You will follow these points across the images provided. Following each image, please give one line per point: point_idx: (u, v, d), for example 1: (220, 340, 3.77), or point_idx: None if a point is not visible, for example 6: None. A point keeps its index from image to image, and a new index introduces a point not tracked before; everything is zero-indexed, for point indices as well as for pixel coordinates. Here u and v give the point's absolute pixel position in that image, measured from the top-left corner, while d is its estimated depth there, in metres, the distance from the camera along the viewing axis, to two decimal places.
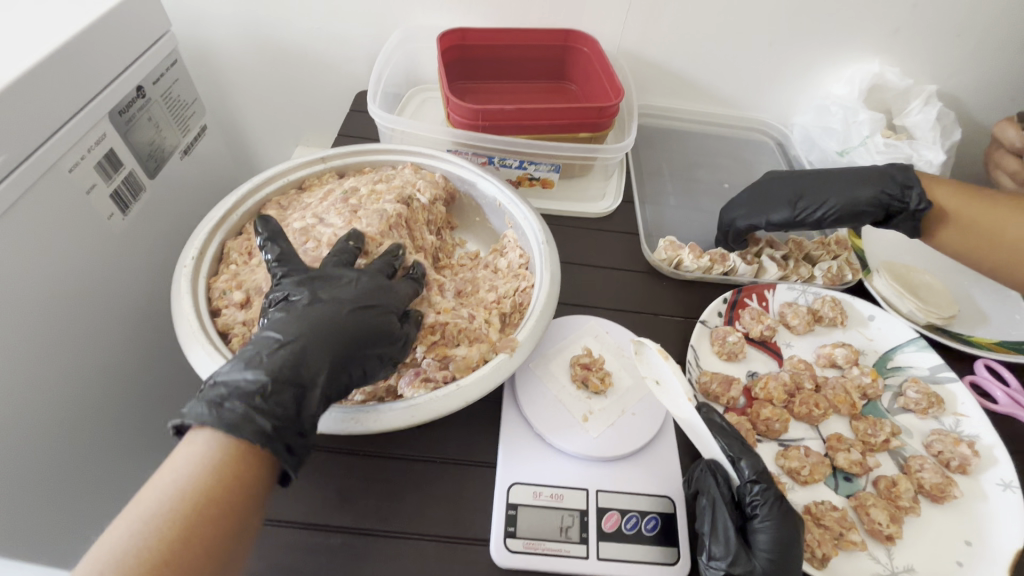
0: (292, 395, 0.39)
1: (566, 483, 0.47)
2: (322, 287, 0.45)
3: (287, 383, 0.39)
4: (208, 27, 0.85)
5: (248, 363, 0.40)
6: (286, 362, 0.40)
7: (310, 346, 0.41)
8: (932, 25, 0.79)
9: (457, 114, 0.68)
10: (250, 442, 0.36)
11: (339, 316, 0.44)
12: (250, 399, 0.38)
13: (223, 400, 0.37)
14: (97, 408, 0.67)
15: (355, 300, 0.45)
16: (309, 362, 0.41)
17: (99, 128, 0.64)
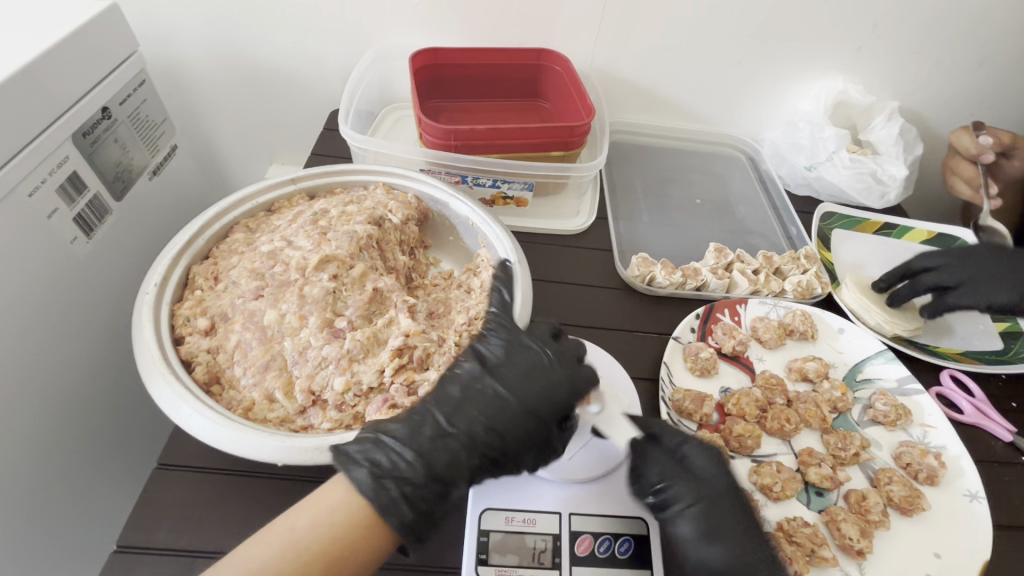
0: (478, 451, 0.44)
1: (538, 507, 0.47)
2: (531, 357, 0.48)
3: (495, 440, 0.44)
4: (178, 45, 0.85)
5: (438, 415, 0.44)
6: (512, 422, 0.45)
7: (529, 405, 0.46)
8: (891, 44, 0.82)
9: (430, 134, 0.68)
10: (412, 493, 0.40)
11: (561, 378, 0.47)
12: (415, 453, 0.41)
13: (384, 448, 0.41)
14: (61, 440, 0.65)
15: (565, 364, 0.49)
16: (513, 426, 0.45)
17: (62, 150, 0.63)
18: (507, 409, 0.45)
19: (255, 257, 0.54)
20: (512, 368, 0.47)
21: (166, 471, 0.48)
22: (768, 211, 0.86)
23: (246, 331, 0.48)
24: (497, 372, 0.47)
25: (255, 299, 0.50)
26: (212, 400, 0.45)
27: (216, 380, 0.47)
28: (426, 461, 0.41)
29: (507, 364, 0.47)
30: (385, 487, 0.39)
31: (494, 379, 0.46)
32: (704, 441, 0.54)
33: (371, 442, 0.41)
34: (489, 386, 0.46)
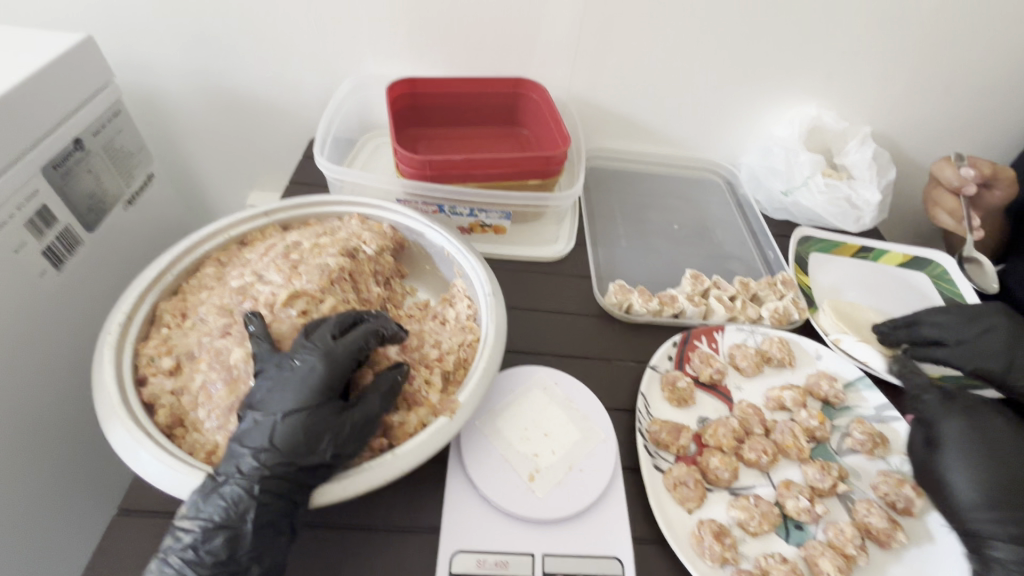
0: (274, 481, 0.40)
1: (511, 549, 0.46)
2: (308, 372, 0.44)
3: (288, 468, 0.41)
4: (156, 74, 0.84)
5: (246, 451, 0.41)
6: (292, 452, 0.41)
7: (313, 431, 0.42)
8: (861, 72, 0.84)
9: (407, 164, 0.68)
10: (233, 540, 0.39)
11: (320, 393, 0.43)
12: (233, 499, 0.40)
13: (201, 505, 0.40)
14: (23, 481, 0.63)
15: (331, 372, 0.44)
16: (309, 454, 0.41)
17: (31, 184, 0.62)
18: (303, 438, 0.41)
19: (224, 293, 0.53)
20: (285, 391, 0.43)
21: (126, 517, 0.46)
22: (746, 235, 0.87)
23: (211, 370, 0.47)
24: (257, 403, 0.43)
25: (222, 337, 0.49)
26: (174, 444, 0.44)
27: (180, 422, 0.46)
28: (244, 503, 0.40)
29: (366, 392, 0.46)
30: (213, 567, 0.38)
31: (259, 410, 0.43)
32: (680, 474, 0.53)
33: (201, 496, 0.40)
34: (270, 418, 0.42)
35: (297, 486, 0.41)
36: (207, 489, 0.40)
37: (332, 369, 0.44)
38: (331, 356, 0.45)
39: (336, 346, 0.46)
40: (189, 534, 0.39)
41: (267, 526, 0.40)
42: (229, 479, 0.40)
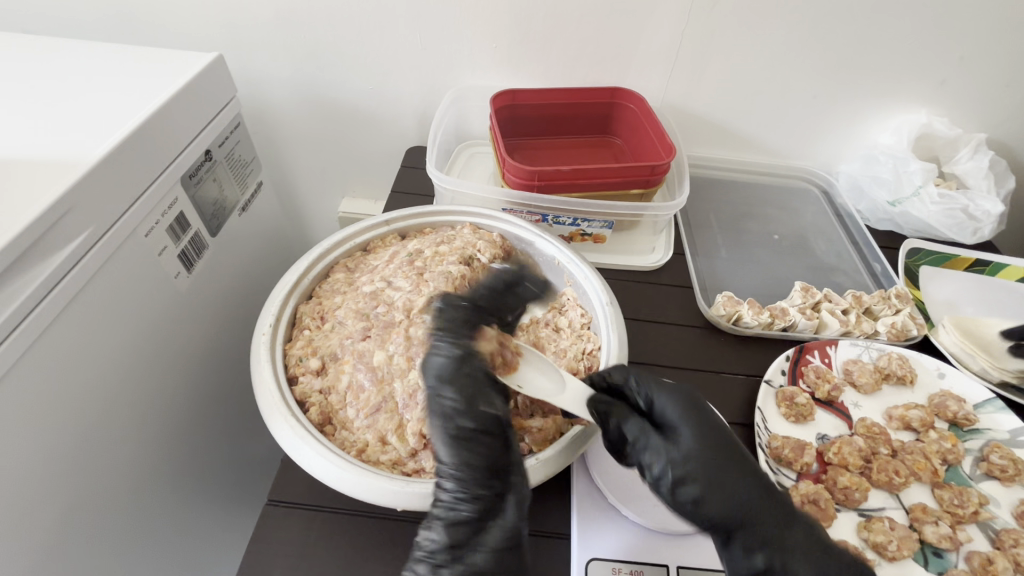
0: (476, 494, 0.39)
1: (645, 558, 0.46)
2: (441, 387, 0.43)
3: (474, 478, 0.40)
4: (268, 88, 0.90)
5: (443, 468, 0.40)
6: (469, 466, 0.40)
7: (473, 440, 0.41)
8: (978, 76, 0.80)
9: (513, 175, 0.70)
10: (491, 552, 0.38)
11: (473, 401, 0.42)
12: (451, 513, 0.39)
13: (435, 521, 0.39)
14: (161, 468, 0.68)
15: (469, 380, 0.43)
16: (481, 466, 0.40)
17: (173, 193, 0.68)
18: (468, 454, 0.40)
19: (358, 297, 0.56)
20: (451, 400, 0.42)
21: (278, 507, 0.49)
22: (849, 246, 0.84)
23: (356, 371, 0.49)
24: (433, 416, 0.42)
25: (362, 339, 0.52)
26: (328, 440, 0.46)
27: (329, 420, 0.48)
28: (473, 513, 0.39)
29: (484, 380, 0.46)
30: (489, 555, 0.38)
31: (435, 424, 0.42)
32: (809, 492, 0.52)
33: (431, 521, 0.39)
34: (445, 433, 0.41)
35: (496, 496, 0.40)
36: (439, 507, 0.39)
37: (464, 377, 0.43)
38: (472, 367, 0.43)
39: (466, 349, 0.45)
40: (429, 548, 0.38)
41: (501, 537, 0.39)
42: (450, 493, 0.39)
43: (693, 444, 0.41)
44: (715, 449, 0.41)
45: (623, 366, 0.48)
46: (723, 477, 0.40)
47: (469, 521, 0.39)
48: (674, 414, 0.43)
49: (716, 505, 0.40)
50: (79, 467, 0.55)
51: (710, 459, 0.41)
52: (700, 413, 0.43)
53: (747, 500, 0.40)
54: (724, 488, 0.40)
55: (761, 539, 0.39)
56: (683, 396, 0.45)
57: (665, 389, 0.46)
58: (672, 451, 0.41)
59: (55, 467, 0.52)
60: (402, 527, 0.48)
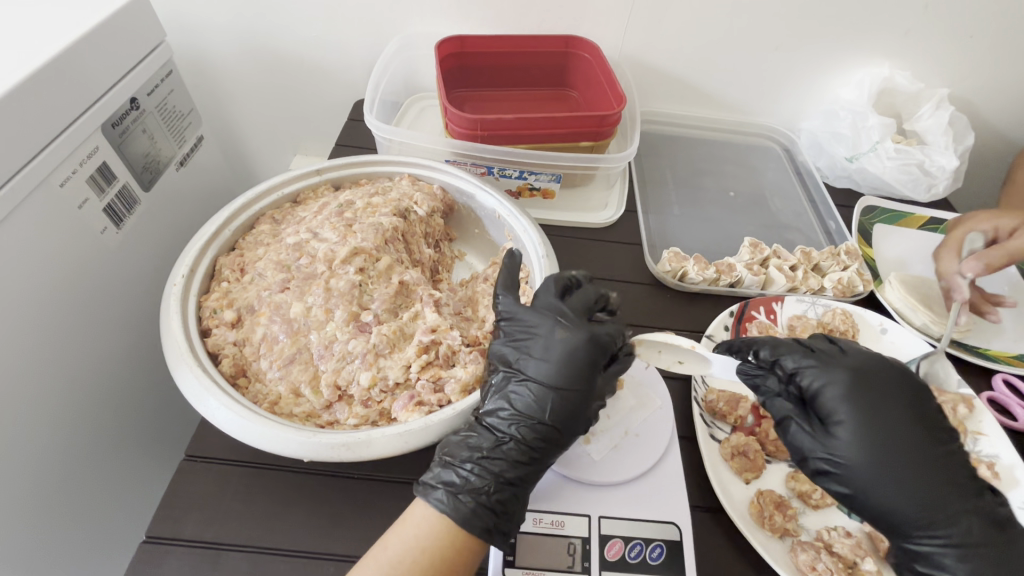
0: (532, 443, 0.42)
1: (567, 508, 0.46)
2: (555, 350, 0.44)
3: (547, 432, 0.42)
4: (204, 34, 0.84)
5: (513, 412, 0.43)
6: (555, 416, 0.42)
7: (569, 396, 0.43)
8: (942, 29, 0.77)
9: (456, 124, 0.67)
10: (511, 494, 0.41)
11: (574, 367, 0.43)
12: (495, 453, 0.41)
13: (463, 456, 0.42)
14: (97, 430, 0.66)
15: (591, 350, 0.44)
16: (563, 419, 0.42)
17: (92, 140, 0.63)
18: (549, 404, 0.42)
19: (281, 249, 0.53)
20: (547, 361, 0.44)
21: (194, 463, 0.48)
22: (805, 204, 0.83)
23: (272, 323, 0.48)
24: (521, 364, 0.44)
25: (280, 291, 0.50)
26: (239, 393, 0.44)
27: (243, 372, 0.47)
28: (512, 460, 0.42)
29: (526, 354, 0.45)
30: (463, 500, 0.40)
31: (523, 375, 0.44)
32: (740, 444, 0.52)
33: (444, 458, 0.42)
34: (535, 386, 0.43)
35: (552, 448, 0.43)
36: (487, 443, 0.42)
37: (570, 338, 0.44)
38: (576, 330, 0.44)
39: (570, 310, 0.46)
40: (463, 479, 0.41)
41: (512, 484, 0.41)
42: (512, 438, 0.42)
43: (872, 434, 0.43)
44: (898, 434, 0.43)
45: (775, 341, 0.48)
46: (897, 466, 0.42)
47: (511, 462, 0.42)
48: (845, 398, 0.44)
49: (887, 495, 0.42)
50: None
51: (921, 453, 0.42)
52: (884, 399, 0.44)
53: (958, 490, 0.42)
54: (894, 484, 0.42)
55: (889, 517, 0.42)
56: (870, 379, 0.45)
57: (865, 375, 0.45)
58: (847, 446, 0.43)
59: None
60: (324, 481, 0.48)
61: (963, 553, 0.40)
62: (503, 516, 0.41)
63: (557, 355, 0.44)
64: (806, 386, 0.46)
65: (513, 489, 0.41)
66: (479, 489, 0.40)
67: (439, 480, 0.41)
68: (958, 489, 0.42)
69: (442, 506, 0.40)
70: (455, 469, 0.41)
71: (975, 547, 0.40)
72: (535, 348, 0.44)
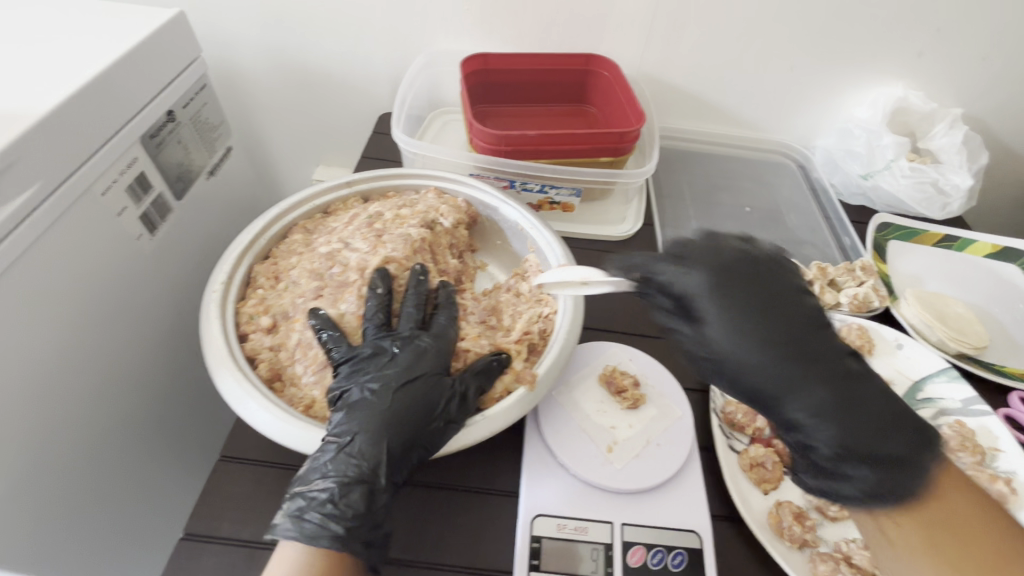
0: (370, 456, 0.41)
1: (590, 516, 0.47)
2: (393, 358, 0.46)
3: (370, 446, 0.41)
4: (235, 49, 0.88)
5: (358, 416, 0.43)
6: (386, 420, 0.43)
7: (411, 393, 0.44)
8: (955, 51, 0.79)
9: (480, 139, 0.69)
10: (360, 505, 0.40)
11: (418, 366, 0.46)
12: (356, 452, 0.41)
13: (314, 472, 0.40)
14: (130, 430, 0.68)
15: (431, 357, 0.47)
16: (407, 418, 0.43)
17: (131, 152, 0.66)
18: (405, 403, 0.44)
19: (314, 258, 0.55)
20: (400, 365, 0.46)
21: (230, 463, 0.49)
22: (820, 220, 0.84)
23: (307, 329, 0.50)
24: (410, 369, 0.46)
25: (314, 299, 0.52)
26: (276, 396, 0.46)
27: (279, 377, 0.48)
28: (369, 454, 0.41)
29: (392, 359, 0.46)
30: (308, 521, 0.39)
31: (365, 381, 0.45)
32: (758, 455, 0.53)
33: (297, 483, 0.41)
34: (377, 387, 0.44)
35: (405, 444, 0.42)
36: (333, 454, 0.41)
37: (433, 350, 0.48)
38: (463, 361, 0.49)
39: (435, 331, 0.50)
40: (323, 495, 0.40)
41: (369, 498, 0.40)
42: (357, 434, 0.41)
43: (739, 317, 0.39)
44: (757, 325, 0.39)
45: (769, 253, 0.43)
46: (749, 337, 0.39)
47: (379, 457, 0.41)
48: (724, 310, 0.40)
49: (758, 373, 0.38)
50: (39, 425, 0.54)
51: (794, 348, 0.38)
52: (748, 286, 0.41)
53: (897, 442, 0.36)
54: (833, 411, 0.36)
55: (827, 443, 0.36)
56: (734, 270, 0.41)
57: (719, 271, 0.42)
58: (721, 332, 0.39)
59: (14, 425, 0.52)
60: None
61: (871, 472, 0.36)
62: (366, 533, 0.40)
63: (408, 363, 0.46)
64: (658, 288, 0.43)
65: (367, 487, 0.40)
66: (332, 501, 0.39)
67: (288, 510, 0.39)
68: (861, 377, 0.38)
69: (298, 537, 0.38)
70: (304, 493, 0.40)
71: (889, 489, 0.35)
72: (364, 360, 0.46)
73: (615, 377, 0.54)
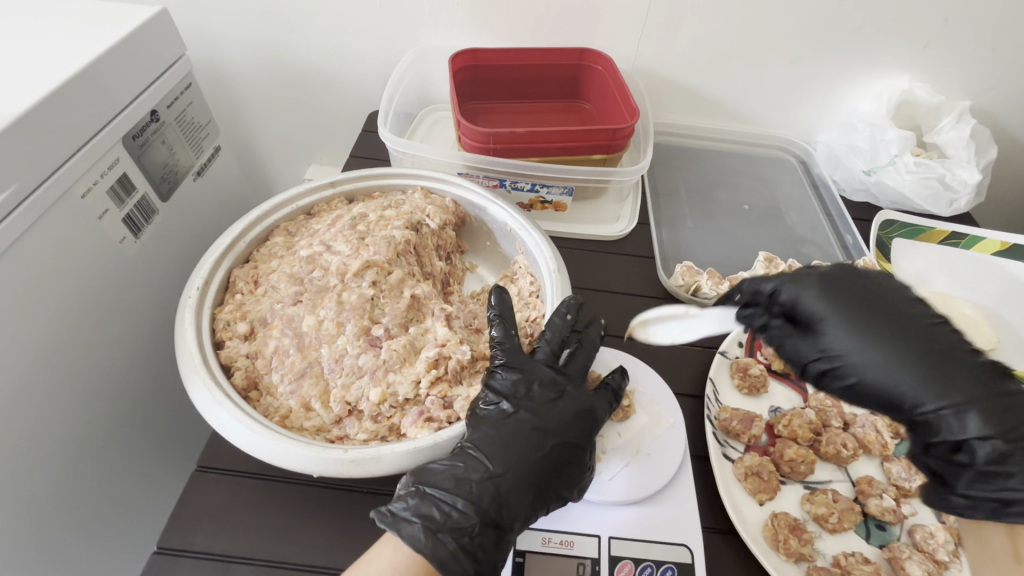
0: (519, 490, 0.42)
1: (576, 528, 0.45)
2: (548, 403, 0.46)
3: (541, 476, 0.43)
4: (223, 46, 0.86)
5: (497, 449, 0.43)
6: (550, 456, 0.44)
7: (564, 428, 0.45)
8: (963, 42, 0.76)
9: (468, 137, 0.67)
10: (494, 538, 0.40)
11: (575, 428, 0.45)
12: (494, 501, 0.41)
13: (443, 482, 0.41)
14: (111, 438, 0.67)
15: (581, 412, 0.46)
16: (514, 457, 0.43)
17: (113, 152, 0.65)
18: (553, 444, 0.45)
19: (294, 261, 0.54)
20: (541, 406, 0.46)
21: (205, 473, 0.48)
22: (821, 217, 0.82)
23: (284, 336, 0.48)
24: (521, 406, 0.46)
25: (293, 304, 0.50)
26: (250, 407, 0.45)
27: (254, 385, 0.47)
28: (510, 499, 0.42)
29: (527, 395, 0.46)
30: (442, 541, 0.39)
31: (524, 411, 0.46)
32: (753, 464, 0.51)
33: (416, 490, 0.41)
34: (541, 430, 0.45)
35: (549, 492, 0.43)
36: (478, 475, 0.42)
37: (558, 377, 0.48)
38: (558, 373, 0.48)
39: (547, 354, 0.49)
40: (464, 518, 0.40)
41: (499, 525, 0.41)
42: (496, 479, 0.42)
43: (856, 324, 0.44)
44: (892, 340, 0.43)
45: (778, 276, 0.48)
46: (896, 357, 0.42)
47: (511, 502, 0.42)
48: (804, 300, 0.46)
49: (883, 379, 0.42)
50: (11, 435, 0.53)
51: (921, 348, 0.42)
52: (849, 301, 0.45)
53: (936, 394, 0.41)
54: (880, 364, 0.42)
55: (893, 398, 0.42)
56: (835, 283, 0.46)
57: (797, 276, 0.48)
58: (837, 334, 0.44)
59: None
60: (332, 496, 0.47)
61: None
62: (484, 561, 0.40)
63: (563, 416, 0.46)
64: (781, 299, 0.47)
65: (500, 533, 0.41)
66: (469, 528, 0.40)
67: (415, 512, 0.40)
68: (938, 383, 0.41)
69: (416, 544, 0.38)
70: (438, 503, 0.40)
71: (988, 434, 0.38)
72: (518, 383, 0.47)
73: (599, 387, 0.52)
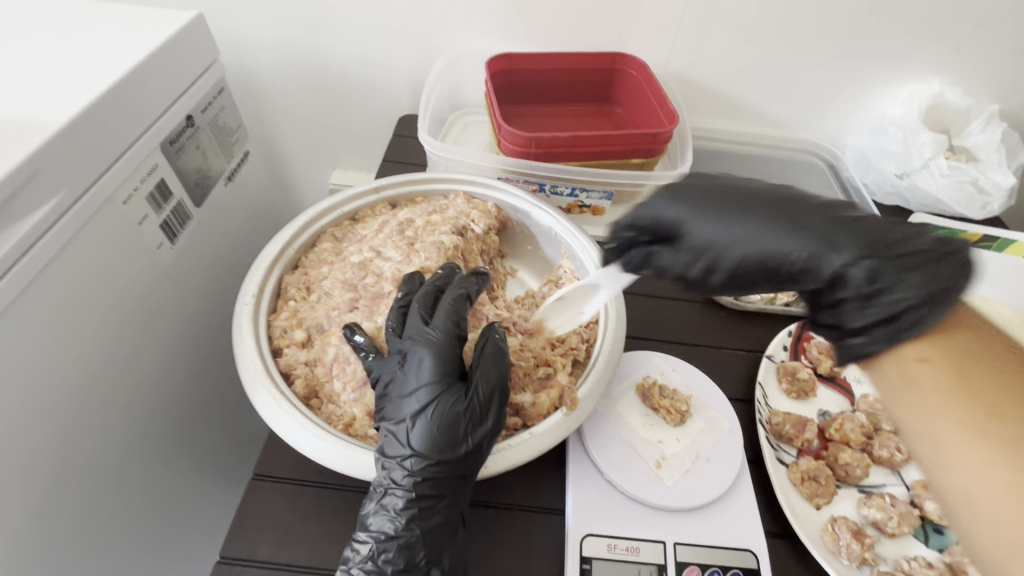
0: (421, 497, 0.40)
1: (641, 535, 0.45)
2: (422, 367, 0.42)
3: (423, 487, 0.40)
4: (252, 51, 0.86)
5: (392, 460, 0.41)
6: (435, 451, 0.40)
7: (450, 397, 0.41)
8: (992, 46, 0.77)
9: (510, 142, 0.67)
10: (402, 552, 0.39)
11: (447, 395, 0.42)
12: (396, 509, 0.40)
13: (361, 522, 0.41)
14: (155, 445, 0.66)
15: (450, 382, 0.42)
16: (436, 445, 0.40)
17: (151, 158, 0.64)
18: (438, 436, 0.40)
19: (346, 267, 0.53)
20: (417, 396, 0.42)
21: (264, 482, 0.48)
22: None
23: (343, 343, 0.48)
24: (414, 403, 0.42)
25: (349, 311, 0.50)
26: (314, 414, 0.44)
27: (315, 393, 0.47)
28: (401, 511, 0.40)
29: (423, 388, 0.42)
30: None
31: (390, 420, 0.42)
32: (810, 469, 0.51)
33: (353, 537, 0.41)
34: (411, 423, 0.41)
35: (450, 476, 0.41)
36: (373, 501, 0.41)
37: (440, 360, 0.43)
38: (440, 336, 0.44)
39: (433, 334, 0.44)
40: (365, 546, 0.40)
41: (411, 549, 0.40)
42: (387, 488, 0.40)
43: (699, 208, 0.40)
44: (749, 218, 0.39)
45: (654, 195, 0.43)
46: (759, 222, 0.39)
47: (420, 517, 0.40)
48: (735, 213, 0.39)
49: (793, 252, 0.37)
50: (60, 445, 0.52)
51: (786, 219, 0.38)
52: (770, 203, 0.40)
53: (815, 249, 0.37)
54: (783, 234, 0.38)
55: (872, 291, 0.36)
56: (701, 192, 0.41)
57: (714, 190, 0.41)
58: (702, 230, 0.40)
59: (36, 444, 0.50)
60: None
61: (915, 275, 0.35)
62: None
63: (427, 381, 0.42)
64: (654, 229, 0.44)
65: (405, 542, 0.40)
66: (373, 554, 0.39)
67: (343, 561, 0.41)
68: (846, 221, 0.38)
69: None
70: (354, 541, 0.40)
71: (874, 287, 0.35)
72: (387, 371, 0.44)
73: (653, 394, 0.52)
